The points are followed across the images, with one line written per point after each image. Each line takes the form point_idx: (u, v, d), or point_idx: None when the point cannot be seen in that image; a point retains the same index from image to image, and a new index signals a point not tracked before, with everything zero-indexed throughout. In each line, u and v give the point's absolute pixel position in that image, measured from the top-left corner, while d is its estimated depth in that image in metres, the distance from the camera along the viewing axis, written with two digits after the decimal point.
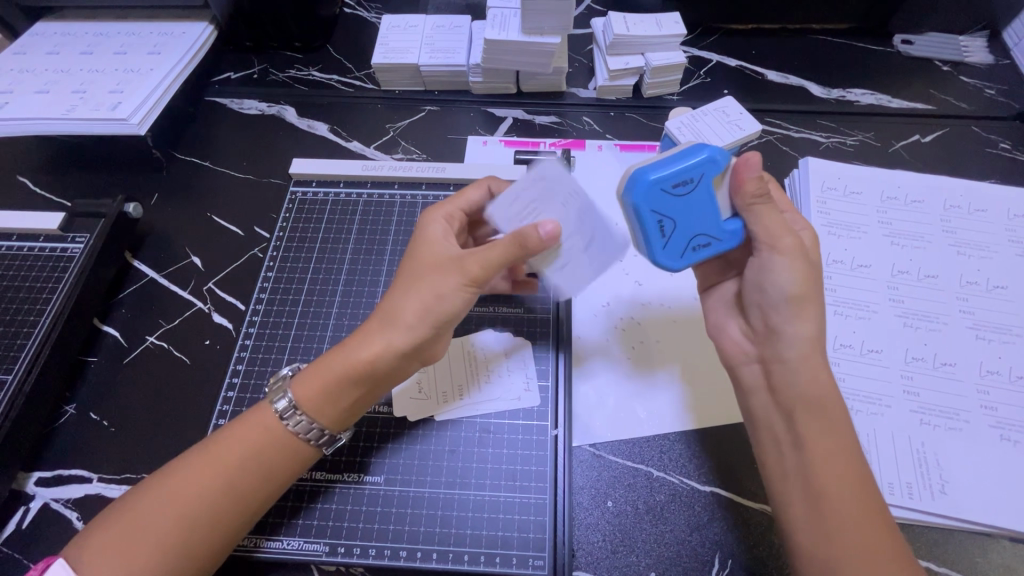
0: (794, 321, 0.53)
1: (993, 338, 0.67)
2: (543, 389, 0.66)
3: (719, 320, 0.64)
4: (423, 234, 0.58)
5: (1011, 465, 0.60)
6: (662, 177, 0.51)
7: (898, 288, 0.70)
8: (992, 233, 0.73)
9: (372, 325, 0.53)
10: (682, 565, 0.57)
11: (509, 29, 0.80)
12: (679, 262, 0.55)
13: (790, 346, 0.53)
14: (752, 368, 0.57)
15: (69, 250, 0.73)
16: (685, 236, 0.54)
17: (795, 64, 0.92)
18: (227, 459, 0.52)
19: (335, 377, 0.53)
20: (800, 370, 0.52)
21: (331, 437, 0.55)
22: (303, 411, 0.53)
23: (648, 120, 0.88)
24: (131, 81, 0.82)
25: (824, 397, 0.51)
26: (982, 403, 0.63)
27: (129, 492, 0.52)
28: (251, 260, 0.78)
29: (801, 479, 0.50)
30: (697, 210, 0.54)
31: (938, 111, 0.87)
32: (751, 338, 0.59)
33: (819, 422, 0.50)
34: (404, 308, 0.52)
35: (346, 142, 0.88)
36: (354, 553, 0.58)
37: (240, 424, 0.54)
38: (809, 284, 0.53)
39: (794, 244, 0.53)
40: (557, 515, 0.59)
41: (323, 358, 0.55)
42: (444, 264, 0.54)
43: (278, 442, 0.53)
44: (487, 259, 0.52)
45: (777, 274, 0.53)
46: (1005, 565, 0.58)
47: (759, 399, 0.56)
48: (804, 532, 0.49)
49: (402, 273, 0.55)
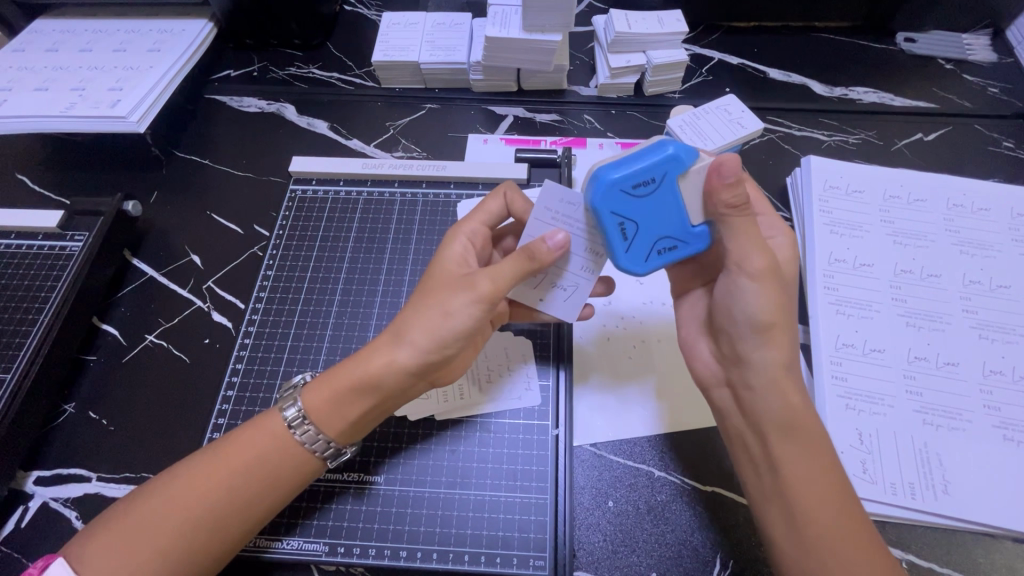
0: (761, 346, 0.52)
1: (996, 338, 0.66)
2: (544, 388, 0.65)
3: (689, 338, 0.63)
4: (442, 252, 0.57)
5: (1013, 465, 0.60)
6: (622, 177, 0.49)
7: (900, 287, 0.70)
8: (996, 231, 0.73)
9: (382, 338, 0.53)
10: (684, 565, 0.57)
11: (509, 26, 0.79)
12: (643, 266, 0.53)
13: (759, 371, 0.53)
14: (723, 391, 0.57)
15: (68, 248, 0.73)
16: (648, 239, 0.52)
17: (797, 62, 0.92)
18: (227, 466, 0.51)
19: (340, 388, 0.52)
20: (770, 395, 0.52)
21: (337, 451, 0.54)
22: (311, 420, 0.53)
23: (649, 118, 0.88)
24: (130, 79, 0.81)
25: (796, 420, 0.51)
26: (985, 404, 0.63)
27: (133, 493, 0.52)
28: (251, 258, 0.78)
29: (777, 501, 0.50)
30: (663, 210, 0.51)
31: (941, 110, 0.86)
32: (720, 359, 0.58)
33: (792, 446, 0.51)
34: (412, 326, 0.52)
35: (346, 140, 0.87)
36: (355, 553, 0.57)
37: (248, 432, 0.53)
38: (779, 308, 0.52)
39: (765, 266, 0.51)
40: (558, 514, 0.59)
41: (338, 366, 0.55)
42: (457, 281, 0.53)
43: (282, 451, 0.52)
44: (499, 275, 0.51)
45: (746, 298, 0.52)
46: (1008, 566, 0.57)
47: (732, 422, 0.56)
48: (787, 553, 0.49)
49: (418, 290, 0.55)
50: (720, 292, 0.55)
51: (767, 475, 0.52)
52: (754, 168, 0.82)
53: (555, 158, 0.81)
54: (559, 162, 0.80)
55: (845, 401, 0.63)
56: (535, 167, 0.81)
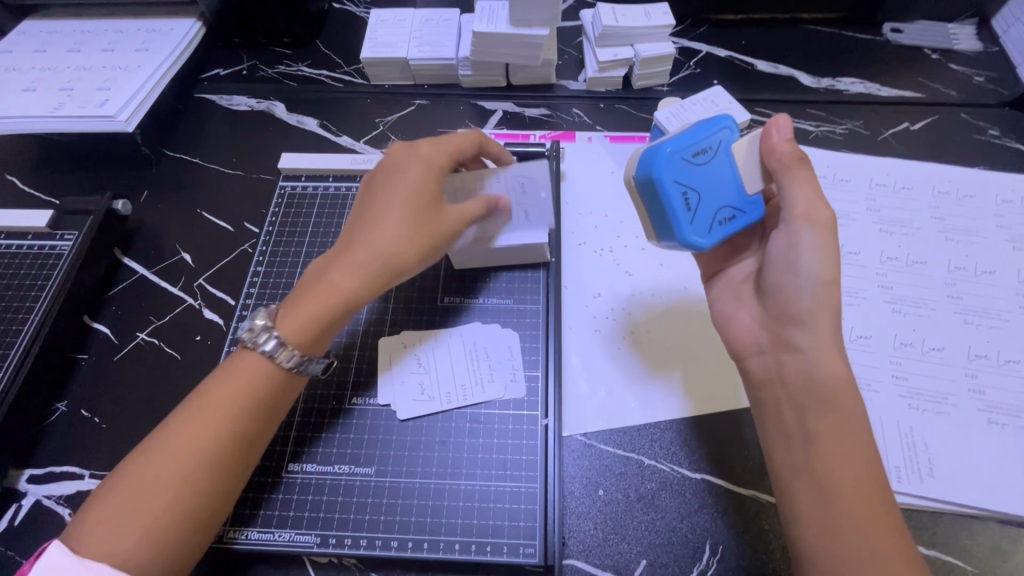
0: (813, 305, 0.53)
1: (981, 322, 0.67)
2: (531, 380, 0.66)
3: (727, 308, 0.62)
4: (408, 173, 0.58)
5: (998, 448, 0.60)
6: (680, 148, 0.53)
7: (887, 275, 0.70)
8: (981, 218, 0.73)
9: (365, 261, 0.55)
10: (674, 552, 0.58)
11: (496, 21, 0.80)
12: (709, 237, 0.54)
13: (810, 335, 0.53)
14: (762, 358, 0.57)
15: (57, 247, 0.73)
16: (710, 208, 0.55)
17: (784, 54, 0.92)
18: (209, 411, 0.52)
19: (321, 310, 0.55)
20: (817, 361, 0.52)
21: (319, 363, 0.58)
22: (291, 343, 0.54)
23: (638, 111, 0.88)
24: (117, 79, 0.82)
25: (840, 387, 0.51)
26: (970, 387, 0.64)
27: (85, 505, 0.50)
28: (242, 255, 0.78)
29: (810, 474, 0.50)
30: (716, 180, 0.55)
31: (927, 98, 0.87)
32: (766, 325, 0.57)
33: (832, 414, 0.51)
34: (401, 251, 0.56)
35: (335, 137, 0.87)
36: (346, 544, 0.58)
37: (226, 373, 0.54)
38: (835, 267, 0.53)
39: (827, 220, 0.53)
40: (548, 503, 0.59)
41: (306, 296, 0.56)
42: (434, 205, 0.58)
43: (265, 379, 0.54)
44: (469, 213, 0.60)
45: (806, 252, 0.53)
46: (995, 548, 0.58)
47: (769, 389, 0.55)
48: (809, 522, 0.49)
49: (392, 211, 0.57)
50: (773, 250, 0.56)
51: (801, 445, 0.52)
52: None
53: (543, 152, 0.81)
54: (548, 155, 0.81)
55: None
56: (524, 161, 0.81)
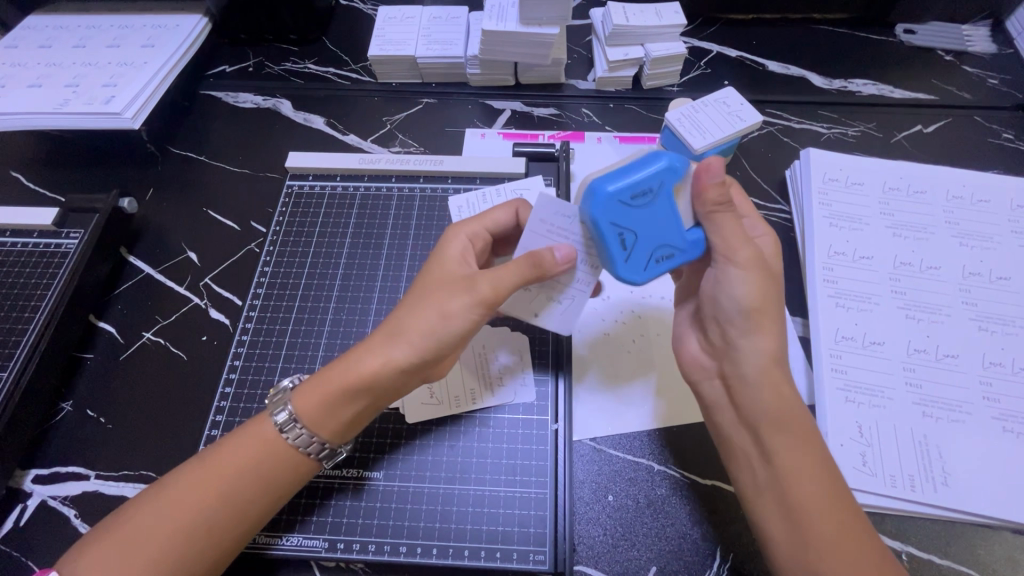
0: (750, 333, 0.53)
1: (996, 329, 0.66)
2: (542, 385, 0.65)
3: (680, 332, 0.63)
4: (442, 249, 0.57)
5: (1012, 457, 0.60)
6: (619, 189, 0.49)
7: (900, 279, 0.69)
8: (995, 223, 0.73)
9: (378, 337, 0.53)
10: (683, 560, 0.57)
11: (507, 19, 0.79)
12: (643, 276, 0.52)
13: (747, 361, 0.53)
14: (712, 382, 0.57)
15: (63, 245, 0.72)
16: (647, 248, 0.51)
17: (795, 55, 0.91)
18: (222, 470, 0.51)
19: (330, 391, 0.52)
20: (759, 385, 0.52)
21: (332, 451, 0.54)
22: (302, 423, 0.52)
23: (648, 111, 0.87)
24: (124, 75, 0.81)
25: (787, 411, 0.51)
26: (984, 395, 0.63)
27: (83, 538, 0.50)
28: (249, 254, 0.77)
29: (771, 492, 0.50)
30: (660, 220, 0.51)
31: (941, 101, 0.86)
32: (710, 353, 0.58)
33: (787, 436, 0.50)
34: (408, 324, 0.52)
35: (343, 135, 0.86)
36: (354, 549, 0.57)
37: (238, 435, 0.53)
38: (765, 296, 0.52)
39: (751, 255, 0.52)
40: (557, 509, 0.59)
41: (324, 370, 0.54)
42: (457, 283, 0.53)
43: (277, 453, 0.52)
44: (499, 280, 0.51)
45: (733, 287, 0.53)
46: (1008, 558, 0.57)
47: (724, 415, 0.55)
48: (781, 543, 0.49)
49: (415, 288, 0.55)
50: (707, 283, 0.56)
51: (761, 467, 0.52)
52: (753, 161, 0.82)
53: (553, 153, 0.80)
54: (558, 156, 0.80)
55: (844, 394, 0.63)
56: (534, 162, 0.80)
